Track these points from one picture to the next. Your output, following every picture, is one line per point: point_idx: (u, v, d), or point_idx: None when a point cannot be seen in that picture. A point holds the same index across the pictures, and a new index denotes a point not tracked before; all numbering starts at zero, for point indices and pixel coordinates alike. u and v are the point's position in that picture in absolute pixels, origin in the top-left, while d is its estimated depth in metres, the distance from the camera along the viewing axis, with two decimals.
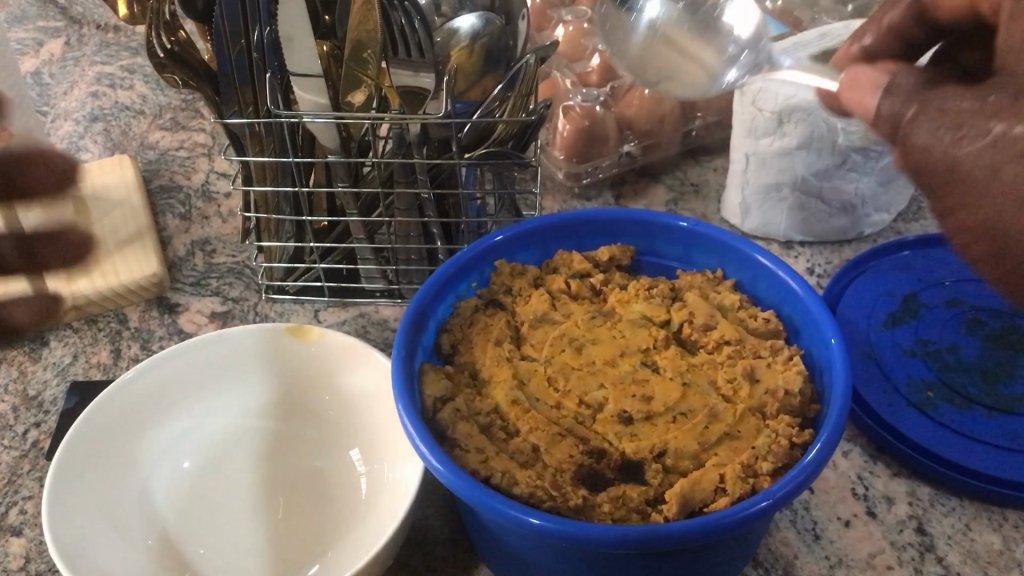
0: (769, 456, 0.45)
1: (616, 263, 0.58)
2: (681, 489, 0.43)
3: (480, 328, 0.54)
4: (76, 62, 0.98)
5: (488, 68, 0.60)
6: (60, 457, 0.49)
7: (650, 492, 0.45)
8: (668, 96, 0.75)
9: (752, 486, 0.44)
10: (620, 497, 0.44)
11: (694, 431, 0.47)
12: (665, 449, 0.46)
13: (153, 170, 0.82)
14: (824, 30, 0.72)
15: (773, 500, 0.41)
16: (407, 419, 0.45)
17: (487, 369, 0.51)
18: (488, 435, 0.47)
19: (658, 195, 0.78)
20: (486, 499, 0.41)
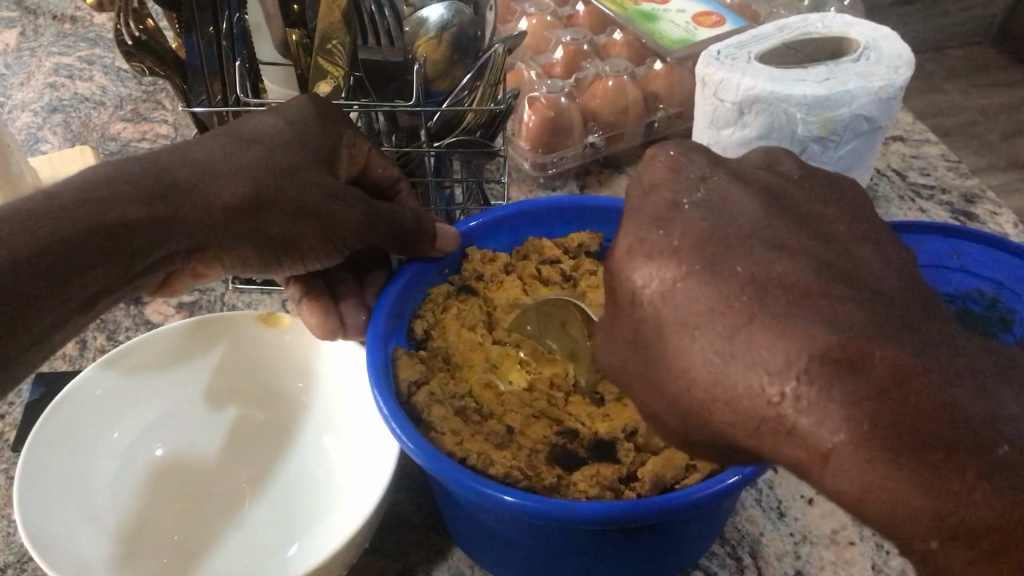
0: None
1: (585, 250, 0.58)
2: (654, 468, 0.44)
3: (452, 314, 0.55)
4: (33, 53, 0.97)
5: (456, 58, 0.60)
6: (32, 449, 0.49)
7: (624, 470, 0.46)
8: (631, 87, 0.76)
9: None
10: (594, 475, 0.45)
11: None
12: (637, 428, 0.47)
13: (114, 162, 0.82)
14: (782, 24, 0.74)
15: (744, 476, 0.41)
16: (382, 400, 0.45)
17: (459, 353, 0.52)
18: (463, 417, 0.48)
19: (622, 185, 0.79)
20: (459, 476, 0.42)
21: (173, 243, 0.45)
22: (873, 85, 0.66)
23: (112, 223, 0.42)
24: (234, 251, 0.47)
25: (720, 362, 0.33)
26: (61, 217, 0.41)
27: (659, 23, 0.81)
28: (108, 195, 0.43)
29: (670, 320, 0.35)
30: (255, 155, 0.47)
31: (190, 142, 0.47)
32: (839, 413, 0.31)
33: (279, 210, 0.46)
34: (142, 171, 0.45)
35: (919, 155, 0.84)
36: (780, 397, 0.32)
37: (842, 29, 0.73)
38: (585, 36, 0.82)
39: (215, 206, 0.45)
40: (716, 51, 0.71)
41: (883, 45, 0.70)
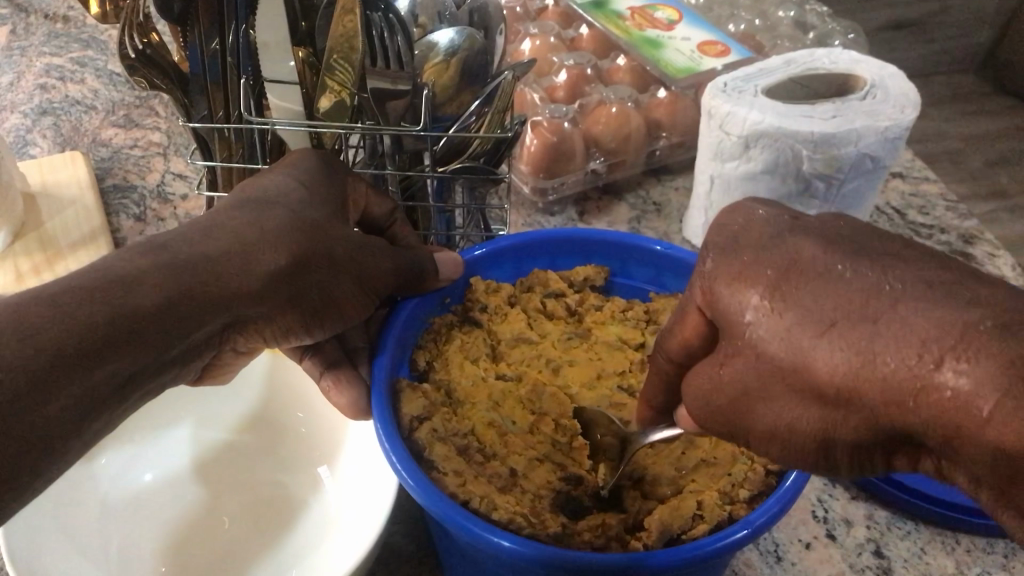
0: (746, 483, 0.45)
1: (590, 283, 0.58)
2: (660, 517, 0.44)
3: (455, 346, 0.54)
4: (23, 52, 0.95)
5: (464, 83, 0.59)
6: None
7: (629, 519, 0.46)
8: (634, 115, 0.76)
9: (730, 512, 0.44)
10: (600, 525, 0.44)
11: (672, 457, 0.49)
12: (643, 476, 0.48)
13: (105, 168, 0.80)
14: (789, 57, 0.74)
15: (751, 529, 0.40)
16: (384, 436, 0.44)
17: (462, 388, 0.51)
18: (465, 457, 0.47)
19: (622, 212, 0.78)
20: (460, 524, 0.40)
21: (213, 319, 0.41)
22: (881, 124, 0.65)
23: (144, 308, 0.38)
24: (270, 320, 0.44)
25: (861, 359, 0.29)
26: (87, 307, 0.37)
27: (663, 50, 0.81)
28: (128, 276, 0.39)
29: (796, 323, 0.31)
30: (279, 218, 0.45)
31: (206, 217, 0.44)
32: (994, 371, 0.26)
33: (317, 270, 0.45)
34: (163, 254, 0.41)
35: (918, 193, 0.84)
36: (936, 362, 0.28)
37: (848, 65, 0.72)
38: (588, 61, 0.82)
39: (252, 274, 0.42)
40: (723, 83, 0.71)
41: (889, 83, 0.69)
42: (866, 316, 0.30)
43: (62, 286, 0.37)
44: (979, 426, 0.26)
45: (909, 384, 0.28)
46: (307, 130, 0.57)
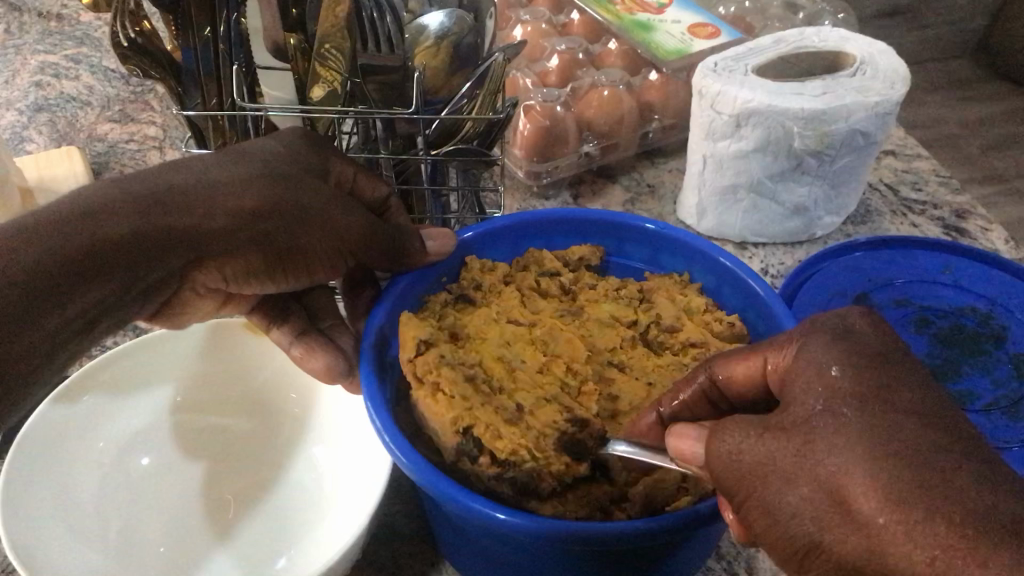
0: None
1: (586, 263, 0.58)
2: (645, 488, 0.45)
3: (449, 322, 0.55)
4: (18, 50, 0.95)
5: (455, 66, 0.60)
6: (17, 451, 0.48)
7: (616, 491, 0.46)
8: (626, 97, 0.76)
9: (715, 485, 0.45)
10: (585, 494, 0.45)
11: None
12: None
13: (102, 163, 0.80)
14: (779, 36, 0.74)
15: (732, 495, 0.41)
16: (375, 409, 0.45)
17: (474, 328, 0.53)
18: (473, 384, 0.47)
19: (616, 195, 0.79)
20: (449, 493, 0.41)
21: (178, 256, 0.44)
22: (871, 99, 0.66)
23: (107, 245, 0.41)
24: (235, 257, 0.46)
25: (896, 503, 0.28)
26: (53, 237, 0.40)
27: (654, 33, 0.81)
28: (99, 208, 0.42)
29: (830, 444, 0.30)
30: (253, 167, 0.47)
31: (180, 161, 0.47)
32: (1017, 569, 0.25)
33: (288, 221, 0.46)
34: (140, 186, 0.44)
35: (911, 169, 0.84)
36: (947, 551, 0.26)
37: (838, 43, 0.73)
38: (580, 45, 0.82)
39: (218, 211, 0.44)
40: (714, 63, 0.71)
41: (879, 59, 0.70)
42: (887, 454, 0.29)
43: (33, 220, 0.40)
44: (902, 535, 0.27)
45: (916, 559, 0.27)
46: (301, 115, 0.57)
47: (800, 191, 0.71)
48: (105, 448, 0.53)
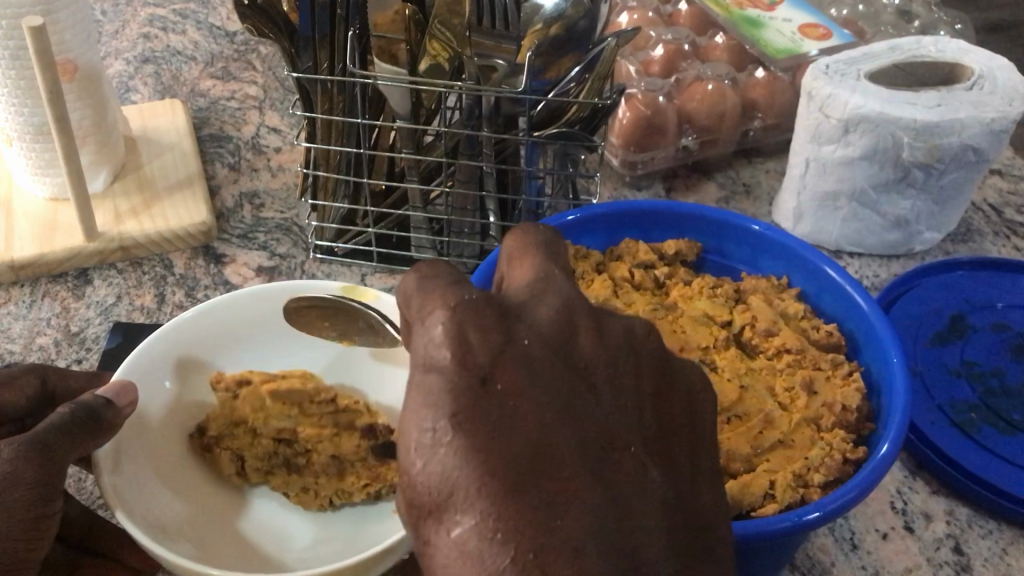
0: (821, 468, 0.45)
1: (681, 258, 0.58)
2: (731, 491, 0.44)
3: None
4: (129, 2, 0.97)
5: (565, 49, 0.59)
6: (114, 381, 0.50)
7: None
8: (730, 93, 0.75)
9: (801, 496, 0.44)
10: None
11: (748, 434, 0.47)
12: (718, 448, 0.46)
13: (203, 118, 0.82)
14: (895, 43, 0.72)
15: (822, 513, 0.41)
16: None
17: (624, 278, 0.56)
18: None
19: (710, 192, 0.78)
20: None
21: None
22: (987, 115, 0.63)
23: None
24: None
25: None
26: None
27: (763, 31, 0.79)
28: None
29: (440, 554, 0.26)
30: None
31: None
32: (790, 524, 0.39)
33: None
34: None
35: (1017, 191, 0.82)
36: None
37: (956, 55, 0.70)
38: (685, 37, 0.81)
39: None
40: (825, 65, 0.69)
41: (999, 75, 0.67)
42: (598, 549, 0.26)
43: None
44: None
45: None
46: (408, 86, 0.57)
47: (903, 204, 0.69)
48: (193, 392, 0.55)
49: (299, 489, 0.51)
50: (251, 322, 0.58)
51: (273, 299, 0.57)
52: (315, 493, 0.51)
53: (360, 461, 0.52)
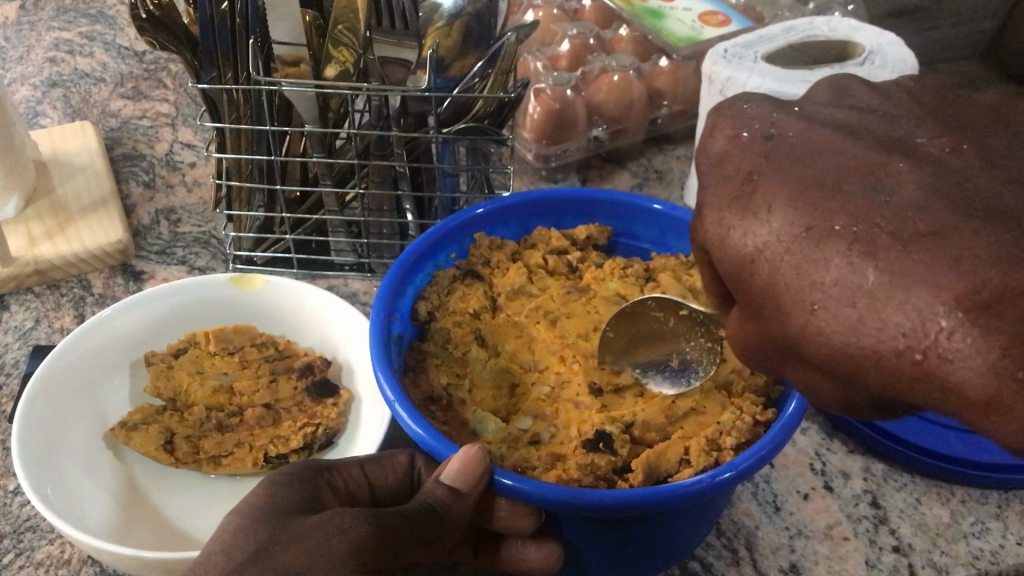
0: (733, 432, 0.46)
1: (593, 242, 0.59)
2: (647, 459, 0.45)
3: (457, 297, 0.56)
4: (33, 27, 0.96)
5: (469, 45, 0.60)
6: (26, 400, 0.50)
7: (619, 462, 0.46)
8: (636, 83, 0.77)
9: (715, 459, 0.45)
10: (590, 464, 0.45)
11: (661, 405, 0.49)
12: (634, 420, 0.48)
13: (115, 138, 0.81)
14: (789, 25, 0.74)
15: (735, 472, 0.41)
16: (380, 373, 0.46)
17: (534, 264, 0.58)
18: (517, 327, 0.54)
19: (623, 180, 0.80)
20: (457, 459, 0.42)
21: None
22: None
23: None
24: None
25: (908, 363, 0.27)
26: None
27: (666, 21, 0.81)
28: None
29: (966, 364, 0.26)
30: None
31: None
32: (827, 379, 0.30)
33: None
34: None
35: None
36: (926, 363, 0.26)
37: (847, 33, 0.73)
38: (591, 31, 0.82)
39: None
40: (724, 50, 0.72)
41: (888, 50, 0.70)
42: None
43: None
44: (981, 412, 0.26)
45: (909, 374, 0.27)
46: (313, 90, 0.58)
47: None
48: (111, 397, 0.55)
49: (234, 446, 0.53)
50: (157, 326, 0.59)
51: (175, 300, 0.59)
52: (250, 447, 0.53)
53: (290, 407, 0.55)
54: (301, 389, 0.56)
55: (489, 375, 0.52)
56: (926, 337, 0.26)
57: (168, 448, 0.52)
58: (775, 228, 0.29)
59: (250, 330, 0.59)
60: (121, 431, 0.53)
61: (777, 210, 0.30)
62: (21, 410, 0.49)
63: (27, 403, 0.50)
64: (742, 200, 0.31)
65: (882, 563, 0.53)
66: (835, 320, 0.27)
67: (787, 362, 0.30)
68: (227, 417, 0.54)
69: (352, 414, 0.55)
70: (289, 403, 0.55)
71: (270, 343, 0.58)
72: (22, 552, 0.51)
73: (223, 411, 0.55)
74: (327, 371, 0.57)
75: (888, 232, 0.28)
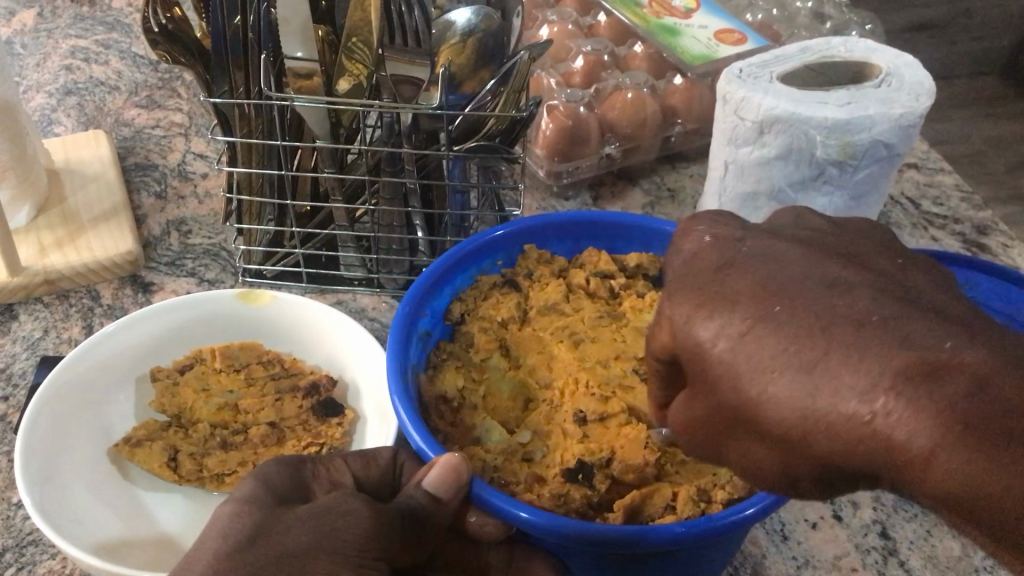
0: (728, 485, 0.45)
1: (644, 271, 0.58)
2: (631, 501, 0.45)
3: (490, 304, 0.56)
4: (50, 34, 0.97)
5: (482, 62, 0.60)
6: (29, 418, 0.50)
7: (593, 497, 0.45)
8: (650, 100, 0.76)
9: (703, 510, 0.45)
10: (563, 496, 0.44)
11: (639, 441, 0.47)
12: (612, 457, 0.46)
13: (128, 147, 0.81)
14: (805, 45, 0.74)
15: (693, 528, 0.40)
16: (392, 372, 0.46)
17: (575, 285, 0.57)
18: (530, 347, 0.54)
19: (636, 198, 0.79)
20: (476, 486, 0.41)
21: None
22: (894, 111, 0.65)
23: None
24: None
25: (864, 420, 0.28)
26: None
27: (681, 38, 0.81)
28: None
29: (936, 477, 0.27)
30: None
31: None
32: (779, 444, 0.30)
33: None
34: None
35: (933, 183, 0.84)
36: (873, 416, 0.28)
37: (864, 53, 0.72)
38: (605, 47, 0.82)
39: None
40: (738, 69, 0.71)
41: (905, 72, 0.69)
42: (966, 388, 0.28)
43: None
44: (924, 469, 0.27)
45: (856, 435, 0.28)
46: (326, 106, 0.58)
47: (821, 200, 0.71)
48: (117, 413, 0.55)
49: (237, 464, 0.52)
50: (164, 339, 0.58)
51: (182, 313, 0.59)
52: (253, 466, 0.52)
53: (295, 426, 0.55)
54: (306, 408, 0.56)
55: (505, 388, 0.52)
56: (874, 401, 0.28)
57: (171, 465, 0.52)
58: (730, 323, 0.31)
59: (256, 347, 0.58)
60: (125, 448, 0.53)
61: (730, 307, 0.32)
62: (23, 427, 0.49)
63: (30, 419, 0.50)
64: (693, 298, 0.33)
65: None
66: (791, 379, 0.29)
67: (737, 437, 0.32)
68: (231, 435, 0.54)
69: (357, 433, 0.55)
70: (293, 422, 0.55)
71: (276, 360, 0.58)
72: (24, 566, 0.51)
73: (227, 429, 0.55)
74: (332, 391, 0.57)
75: (828, 324, 0.30)
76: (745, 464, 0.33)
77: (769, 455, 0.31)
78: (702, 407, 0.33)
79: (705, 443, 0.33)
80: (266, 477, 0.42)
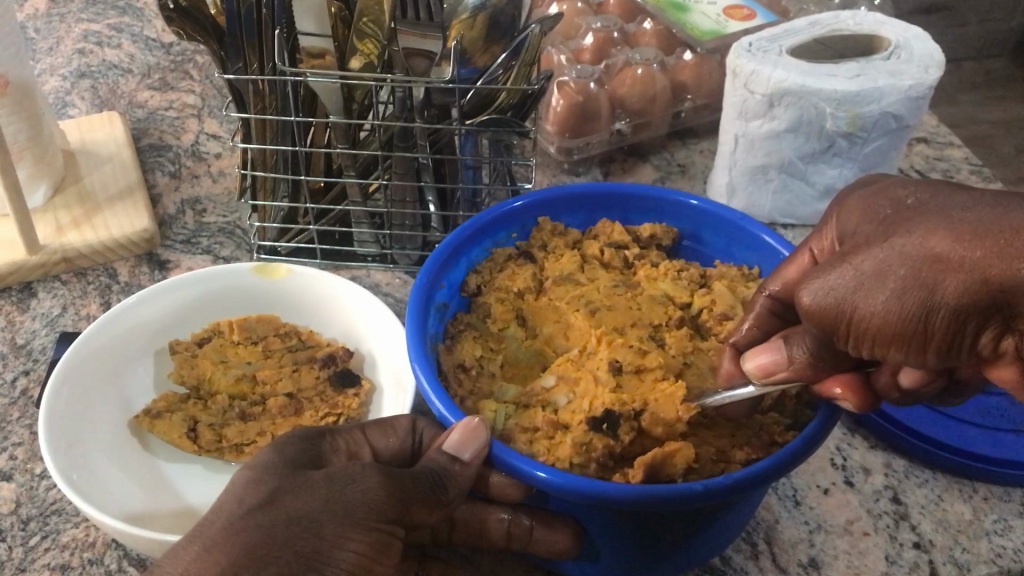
0: (745, 447, 0.47)
1: (657, 241, 0.59)
2: (651, 460, 0.44)
3: (506, 275, 0.57)
4: (62, 19, 0.97)
5: (493, 37, 0.60)
6: (53, 388, 0.51)
7: (617, 448, 0.45)
8: (659, 76, 0.76)
9: (722, 470, 0.46)
10: (586, 445, 0.45)
11: (677, 397, 0.46)
12: (644, 409, 0.46)
13: (142, 129, 0.82)
14: (814, 19, 0.74)
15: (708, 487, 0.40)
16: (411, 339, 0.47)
17: (591, 256, 0.58)
18: (549, 313, 0.54)
19: (646, 174, 0.80)
20: (497, 448, 0.42)
21: None
22: (904, 82, 0.65)
23: None
24: None
25: (979, 253, 0.33)
26: None
27: (690, 14, 0.82)
28: None
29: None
30: None
31: None
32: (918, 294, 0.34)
33: None
34: None
35: (942, 157, 0.85)
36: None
37: (874, 26, 0.72)
38: (615, 24, 0.82)
39: None
40: (748, 43, 0.71)
41: (914, 44, 0.69)
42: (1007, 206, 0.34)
43: None
44: None
45: (999, 273, 0.33)
46: (338, 82, 0.58)
47: (830, 173, 0.71)
48: (137, 386, 0.56)
49: (256, 435, 0.53)
50: (181, 313, 0.59)
51: (198, 287, 0.59)
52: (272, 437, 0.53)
53: (313, 397, 0.55)
54: (322, 378, 0.56)
55: (523, 356, 0.53)
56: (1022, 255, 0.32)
57: (191, 436, 0.53)
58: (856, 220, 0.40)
59: (273, 320, 0.59)
60: (147, 420, 0.53)
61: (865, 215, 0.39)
62: (47, 397, 0.50)
63: (53, 389, 0.50)
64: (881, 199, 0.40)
65: (902, 559, 0.53)
66: (950, 237, 0.34)
67: (876, 291, 0.35)
68: (250, 406, 0.55)
69: (374, 405, 0.56)
70: (311, 393, 0.55)
71: (292, 333, 0.59)
72: (48, 534, 0.52)
73: (246, 400, 0.55)
74: (348, 362, 0.57)
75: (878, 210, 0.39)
76: (877, 325, 0.35)
77: (913, 298, 0.34)
78: (865, 269, 0.36)
79: (845, 305, 0.36)
80: (286, 442, 0.43)
